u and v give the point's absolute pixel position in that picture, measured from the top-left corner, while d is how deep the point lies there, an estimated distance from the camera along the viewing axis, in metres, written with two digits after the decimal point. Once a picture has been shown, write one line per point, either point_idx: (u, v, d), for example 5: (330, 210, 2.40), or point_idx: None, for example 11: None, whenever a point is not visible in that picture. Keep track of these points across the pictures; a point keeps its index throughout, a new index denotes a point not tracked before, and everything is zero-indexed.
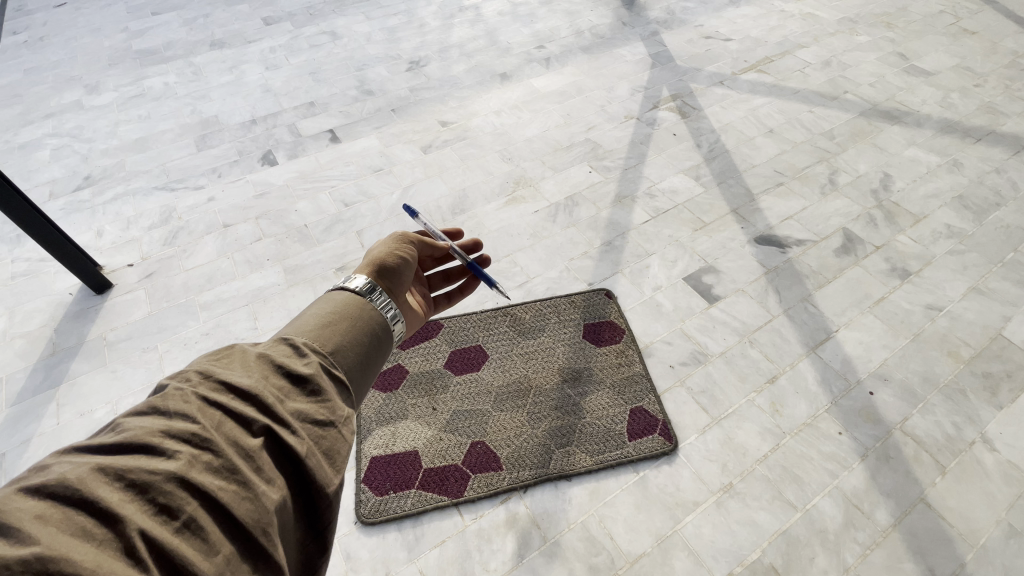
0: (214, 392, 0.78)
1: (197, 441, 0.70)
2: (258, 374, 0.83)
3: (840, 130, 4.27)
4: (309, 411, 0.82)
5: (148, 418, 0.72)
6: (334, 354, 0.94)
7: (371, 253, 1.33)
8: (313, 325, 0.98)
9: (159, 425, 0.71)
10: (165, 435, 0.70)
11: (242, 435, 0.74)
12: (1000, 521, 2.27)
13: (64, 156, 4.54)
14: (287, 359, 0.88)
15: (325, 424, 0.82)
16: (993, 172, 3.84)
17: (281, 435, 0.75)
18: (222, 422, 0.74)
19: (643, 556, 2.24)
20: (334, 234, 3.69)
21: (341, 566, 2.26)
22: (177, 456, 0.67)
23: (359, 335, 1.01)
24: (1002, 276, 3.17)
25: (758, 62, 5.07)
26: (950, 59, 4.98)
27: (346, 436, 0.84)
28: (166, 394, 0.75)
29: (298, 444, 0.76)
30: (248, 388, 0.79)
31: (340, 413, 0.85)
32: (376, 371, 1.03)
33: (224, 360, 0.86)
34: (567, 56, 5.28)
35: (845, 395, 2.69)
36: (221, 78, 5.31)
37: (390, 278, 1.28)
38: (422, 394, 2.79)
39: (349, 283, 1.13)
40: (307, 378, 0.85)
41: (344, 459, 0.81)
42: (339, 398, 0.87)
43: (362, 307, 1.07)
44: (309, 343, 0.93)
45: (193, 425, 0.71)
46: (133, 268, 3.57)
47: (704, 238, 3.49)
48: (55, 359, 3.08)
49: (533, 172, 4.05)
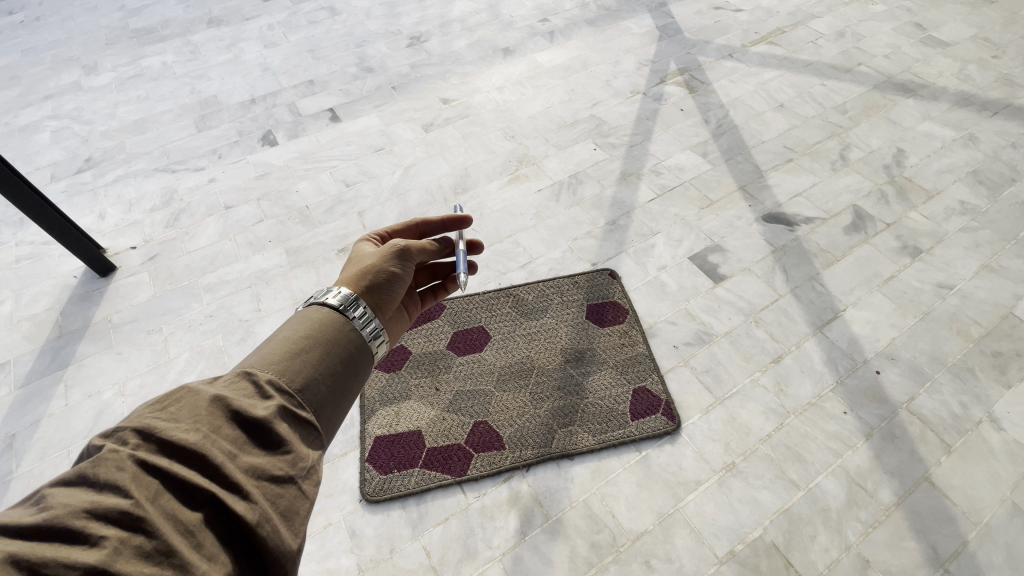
0: (154, 453, 0.73)
1: (129, 520, 0.66)
2: (207, 425, 0.78)
3: (853, 103, 4.15)
4: (265, 467, 0.78)
5: (75, 490, 0.68)
6: (302, 391, 0.91)
7: (360, 266, 1.31)
8: (279, 355, 0.94)
9: (85, 502, 0.66)
10: (89, 516, 0.65)
11: (181, 508, 0.70)
12: (1005, 501, 2.26)
13: (65, 138, 4.51)
14: (245, 402, 0.83)
15: (283, 482, 0.79)
16: (1009, 146, 3.72)
17: (229, 505, 0.72)
18: (160, 493, 0.70)
19: (644, 534, 2.26)
20: (336, 215, 3.66)
21: (347, 542, 2.30)
22: (102, 543, 0.64)
23: (332, 364, 0.98)
24: (1016, 254, 3.10)
25: (769, 33, 4.91)
26: (967, 29, 4.79)
27: (305, 493, 0.81)
28: (98, 458, 0.70)
29: (248, 512, 0.73)
30: (194, 447, 0.74)
31: (300, 466, 0.82)
32: (350, 400, 1.00)
33: (170, 404, 0.80)
34: (571, 29, 5.14)
35: (851, 373, 2.67)
36: (220, 57, 5.23)
37: (379, 295, 1.27)
38: (425, 374, 2.79)
39: (326, 299, 1.11)
40: (264, 427, 0.81)
41: (302, 520, 0.78)
42: (302, 446, 0.84)
43: (340, 329, 1.04)
44: (273, 380, 0.89)
45: (124, 500, 0.67)
46: (136, 250, 3.58)
47: (711, 216, 3.43)
48: (62, 342, 3.11)
49: (536, 150, 3.98)
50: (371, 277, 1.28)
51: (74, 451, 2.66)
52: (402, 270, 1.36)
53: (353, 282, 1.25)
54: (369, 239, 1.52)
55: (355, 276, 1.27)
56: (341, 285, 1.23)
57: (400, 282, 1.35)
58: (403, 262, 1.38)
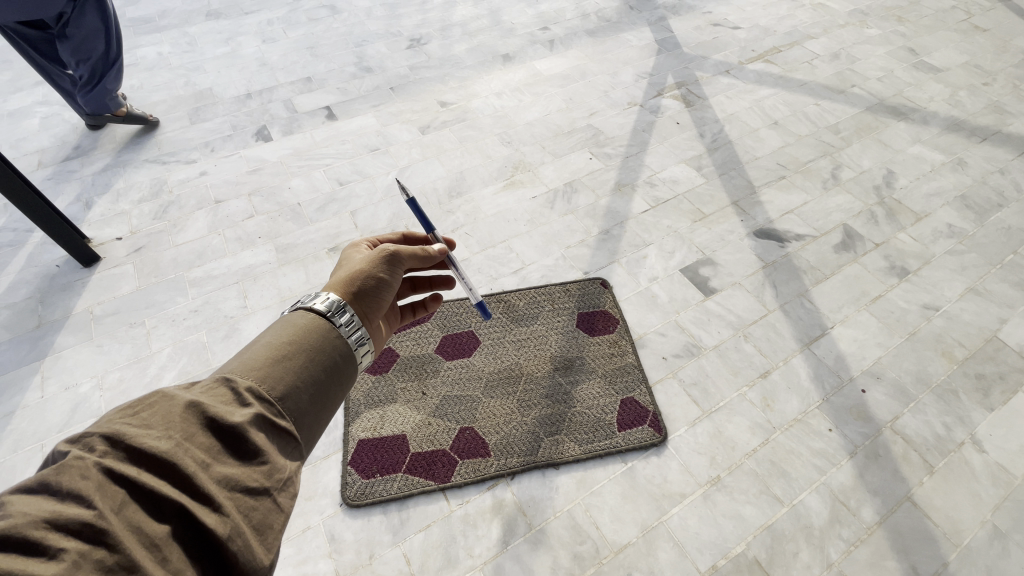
0: (122, 460, 0.71)
1: (91, 532, 0.64)
2: (181, 432, 0.76)
3: (845, 124, 4.21)
4: (239, 478, 0.76)
5: (36, 499, 0.65)
6: (282, 400, 0.89)
7: (348, 272, 1.28)
8: (260, 361, 0.91)
9: (45, 512, 0.63)
10: (50, 527, 0.63)
11: (147, 520, 0.68)
12: (985, 523, 2.27)
13: (54, 125, 4.43)
14: (221, 409, 0.81)
15: (258, 494, 0.77)
16: (997, 172, 3.79)
17: (198, 517, 0.69)
18: (125, 504, 0.68)
19: (627, 546, 2.24)
20: (328, 214, 3.63)
21: (325, 547, 2.26)
22: (61, 556, 0.60)
23: (317, 371, 0.96)
24: (1001, 278, 3.15)
25: (766, 52, 4.98)
26: (958, 56, 4.90)
27: (281, 506, 0.79)
28: (63, 465, 0.67)
29: (219, 525, 0.71)
30: (165, 455, 0.72)
31: (276, 478, 0.80)
32: (332, 411, 0.98)
33: (143, 409, 0.78)
34: (572, 39, 5.17)
35: (837, 391, 2.68)
36: (217, 50, 5.18)
37: (365, 301, 1.24)
38: (412, 377, 2.76)
39: (312, 304, 1.08)
40: (240, 436, 0.79)
41: (276, 534, 0.76)
42: (279, 457, 0.82)
43: (325, 334, 1.02)
44: (253, 388, 0.87)
45: (86, 511, 0.64)
46: (121, 241, 3.51)
47: (703, 229, 3.45)
48: (40, 333, 3.03)
49: (532, 157, 3.98)
50: (359, 284, 1.26)
51: (48, 444, 2.58)
52: (387, 279, 1.33)
53: (341, 286, 1.23)
54: (358, 245, 1.51)
55: (343, 281, 1.25)
56: (329, 289, 1.21)
57: (387, 289, 1.32)
58: (393, 268, 1.36)
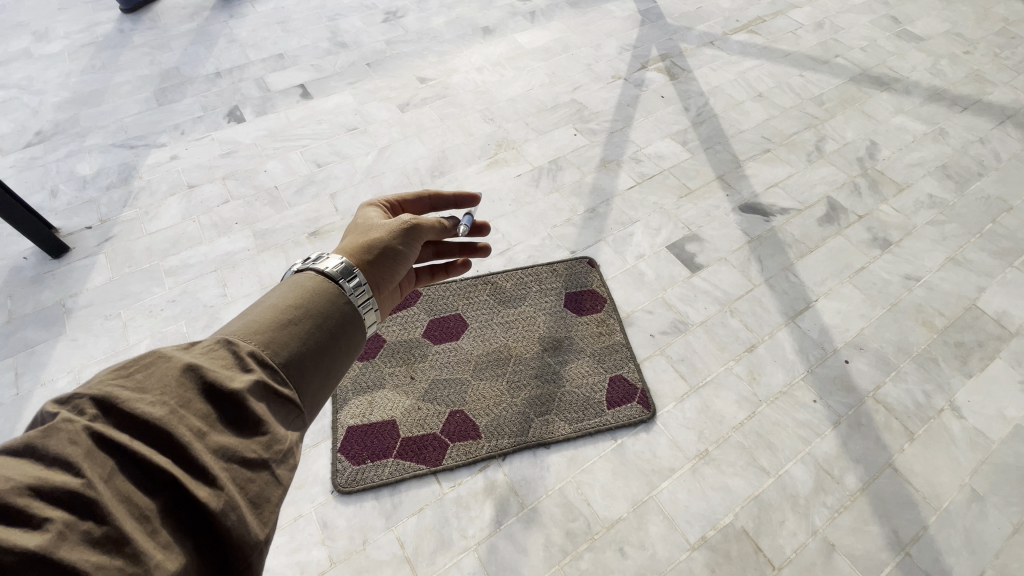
0: (113, 427, 0.64)
1: (78, 503, 0.57)
2: (176, 399, 0.68)
3: (829, 95, 4.19)
4: (235, 447, 0.68)
5: (21, 462, 0.58)
6: (284, 367, 0.81)
7: (361, 239, 1.22)
8: (261, 327, 0.84)
9: (30, 477, 0.57)
10: (34, 494, 0.56)
11: (136, 491, 0.60)
12: (964, 486, 2.35)
13: (12, 110, 4.20)
14: (220, 372, 0.73)
15: (255, 466, 0.69)
16: (977, 142, 3.82)
17: (189, 489, 0.62)
18: (115, 473, 0.60)
19: (619, 521, 2.27)
20: (306, 197, 3.52)
21: (318, 535, 2.25)
22: (47, 526, 0.54)
23: (319, 340, 0.88)
24: (981, 247, 3.20)
25: (750, 22, 4.90)
26: (941, 24, 4.87)
27: (279, 479, 0.71)
28: (51, 428, 0.61)
29: (211, 498, 0.63)
30: (159, 421, 0.65)
31: (275, 449, 0.71)
32: (334, 382, 0.90)
33: (137, 371, 0.71)
34: (553, 11, 5.02)
35: (821, 363, 2.72)
36: (183, 26, 4.93)
37: (378, 270, 1.18)
38: (400, 363, 2.73)
39: (320, 266, 1.01)
40: (239, 401, 0.71)
41: (273, 508, 0.68)
42: (279, 426, 0.74)
43: (328, 301, 0.94)
44: (254, 351, 0.80)
45: (75, 479, 0.58)
46: (91, 230, 3.37)
47: (689, 205, 3.43)
48: (11, 328, 2.92)
49: (516, 134, 3.89)
50: (372, 252, 1.19)
51: None
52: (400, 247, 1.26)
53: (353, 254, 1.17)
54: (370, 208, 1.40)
55: (355, 250, 1.18)
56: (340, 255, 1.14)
57: (401, 260, 1.25)
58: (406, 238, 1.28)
